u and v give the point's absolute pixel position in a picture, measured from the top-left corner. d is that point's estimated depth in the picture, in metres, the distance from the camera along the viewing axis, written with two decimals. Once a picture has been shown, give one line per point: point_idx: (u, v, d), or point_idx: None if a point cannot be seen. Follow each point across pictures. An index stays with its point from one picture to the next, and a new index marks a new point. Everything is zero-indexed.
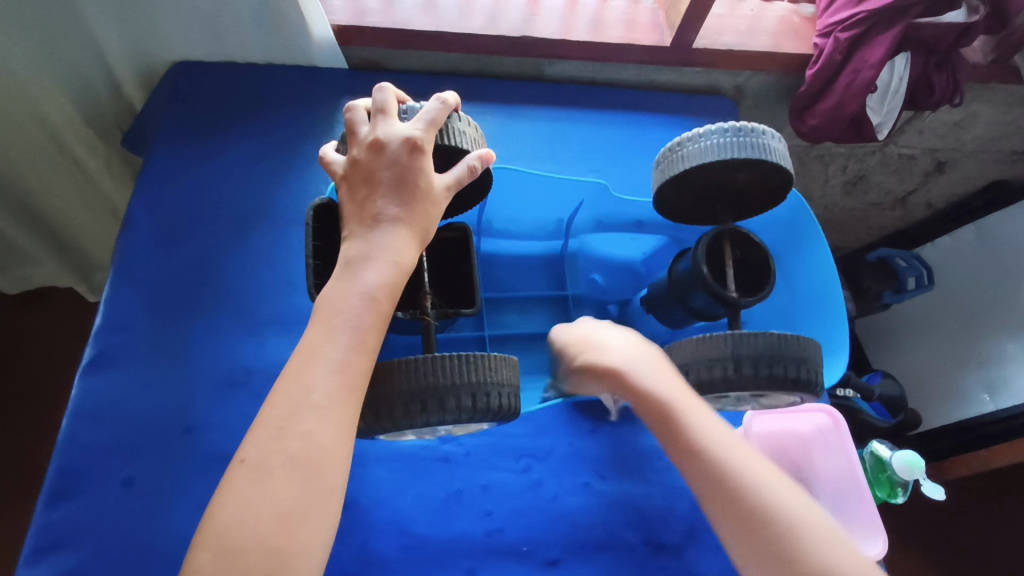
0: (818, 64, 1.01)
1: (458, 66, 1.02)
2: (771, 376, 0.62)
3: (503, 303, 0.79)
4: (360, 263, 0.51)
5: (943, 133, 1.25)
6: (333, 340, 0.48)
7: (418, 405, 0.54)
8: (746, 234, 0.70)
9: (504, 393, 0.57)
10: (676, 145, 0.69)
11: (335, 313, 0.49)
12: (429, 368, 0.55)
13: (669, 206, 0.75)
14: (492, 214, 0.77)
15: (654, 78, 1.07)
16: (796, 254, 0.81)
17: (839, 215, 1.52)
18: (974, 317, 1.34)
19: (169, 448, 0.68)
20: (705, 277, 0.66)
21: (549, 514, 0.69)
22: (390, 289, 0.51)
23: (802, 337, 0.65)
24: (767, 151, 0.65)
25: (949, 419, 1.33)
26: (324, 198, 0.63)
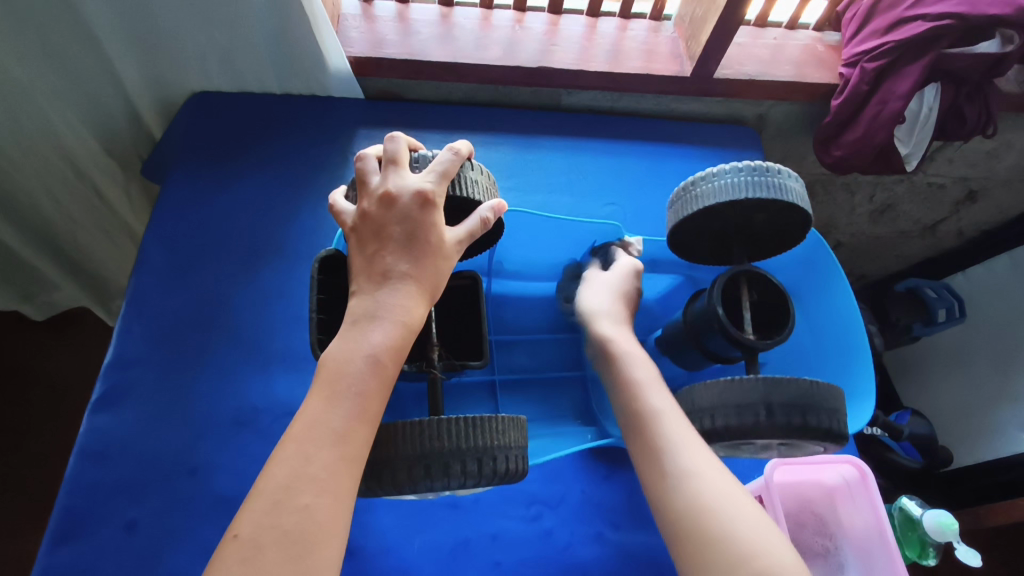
0: (843, 95, 0.99)
1: (475, 97, 1.01)
2: (804, 426, 0.56)
3: (511, 344, 0.76)
4: (367, 321, 0.50)
5: (975, 161, 1.21)
6: (335, 407, 0.46)
7: (422, 468, 0.52)
8: (765, 274, 0.65)
9: (513, 455, 0.55)
10: (691, 183, 0.65)
11: (340, 378, 0.48)
12: (435, 432, 0.53)
13: (683, 246, 0.72)
14: (504, 256, 0.75)
15: (673, 108, 1.06)
16: (817, 291, 0.76)
17: (865, 244, 1.48)
18: (1009, 351, 1.29)
19: (173, 489, 0.66)
20: (719, 318, 0.62)
21: (559, 567, 0.66)
22: (397, 348, 0.50)
23: (829, 384, 0.59)
24: (784, 190, 0.61)
25: (982, 457, 1.27)
26: (329, 250, 0.61)
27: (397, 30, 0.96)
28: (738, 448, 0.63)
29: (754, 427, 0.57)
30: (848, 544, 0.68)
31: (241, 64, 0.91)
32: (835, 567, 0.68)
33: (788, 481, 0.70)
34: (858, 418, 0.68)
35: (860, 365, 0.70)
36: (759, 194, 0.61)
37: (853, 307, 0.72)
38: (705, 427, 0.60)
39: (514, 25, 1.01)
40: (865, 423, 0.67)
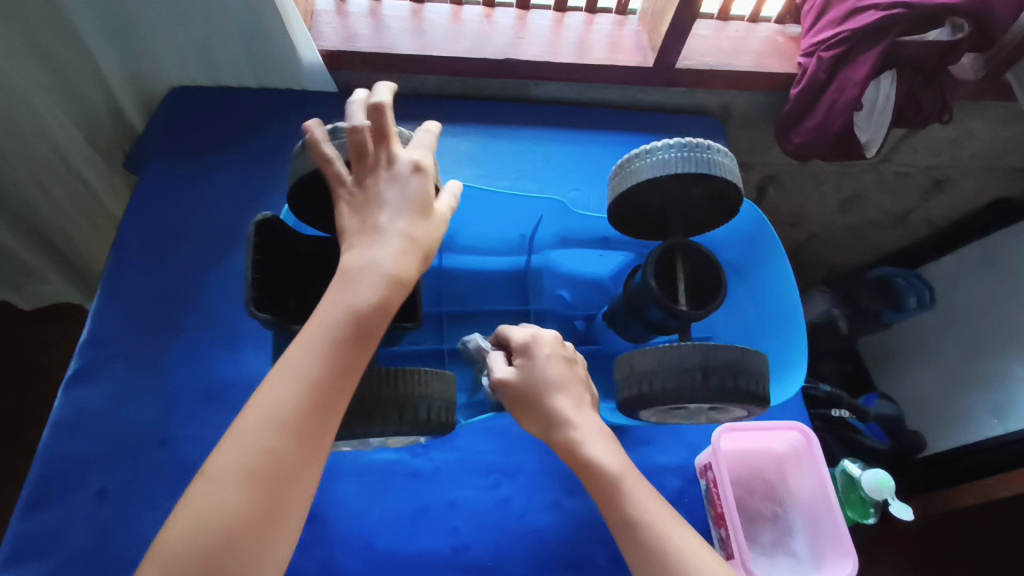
0: (802, 83, 1.02)
1: (444, 90, 1.04)
2: (735, 390, 0.59)
3: (466, 317, 0.76)
4: (358, 273, 0.52)
5: (939, 149, 1.24)
6: (311, 354, 0.49)
7: (345, 417, 0.55)
8: (699, 248, 0.68)
9: (437, 408, 0.58)
10: (627, 159, 0.68)
11: (321, 324, 0.50)
12: (359, 382, 0.55)
13: (626, 224, 0.73)
14: (455, 229, 0.75)
15: (639, 99, 1.09)
16: (761, 267, 0.77)
17: (837, 234, 1.51)
18: (979, 337, 1.32)
19: (142, 460, 0.68)
20: (653, 291, 0.64)
21: (515, 532, 0.69)
22: (384, 302, 0.52)
23: (757, 351, 0.61)
24: (710, 164, 0.63)
25: (953, 441, 1.30)
26: (266, 216, 0.61)
27: (368, 25, 0.99)
28: (671, 413, 0.65)
29: (690, 388, 0.58)
30: (796, 508, 0.70)
31: (217, 57, 0.94)
32: (784, 531, 0.70)
33: (737, 449, 0.72)
34: (789, 388, 0.71)
35: (795, 341, 0.72)
36: (688, 168, 0.63)
37: (790, 285, 0.73)
38: (643, 390, 0.60)
39: (482, 19, 1.04)
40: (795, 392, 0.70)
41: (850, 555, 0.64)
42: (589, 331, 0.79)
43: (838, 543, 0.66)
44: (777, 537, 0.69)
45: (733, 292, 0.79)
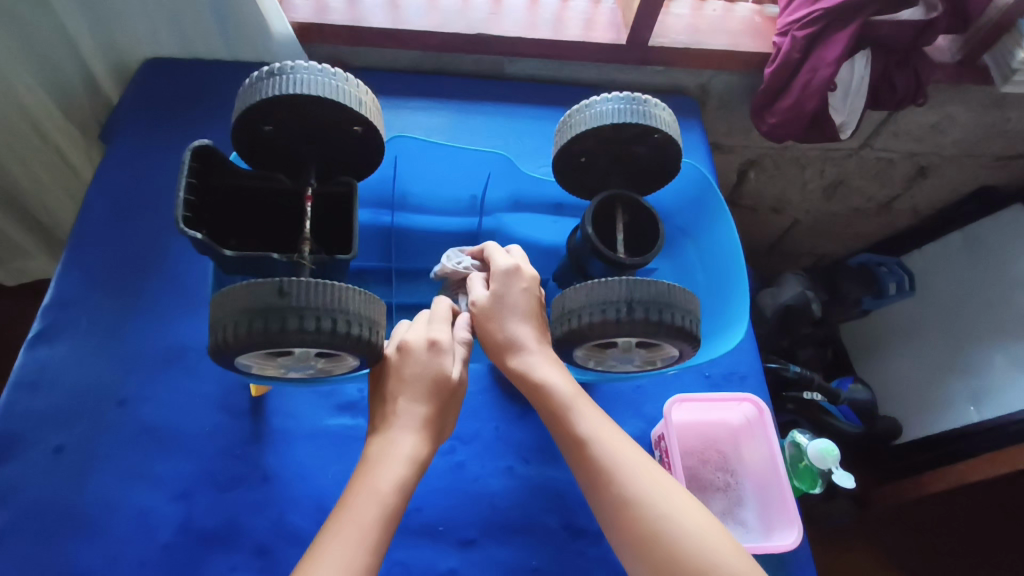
0: (776, 63, 1.02)
1: (419, 65, 1.04)
2: (660, 323, 0.58)
3: (416, 276, 0.76)
4: (378, 459, 0.55)
5: (920, 134, 1.23)
6: (366, 506, 0.51)
7: (260, 322, 0.51)
8: (639, 201, 0.68)
9: (364, 325, 0.54)
10: (568, 117, 0.68)
11: (370, 484, 0.53)
12: (275, 287, 0.51)
13: (572, 183, 0.74)
14: (405, 188, 0.76)
15: (615, 78, 1.09)
16: (706, 228, 0.78)
17: (822, 221, 1.51)
18: (960, 325, 1.32)
19: (100, 417, 0.69)
20: (591, 239, 0.64)
21: (469, 496, 0.69)
22: (402, 482, 0.54)
23: (685, 288, 0.60)
24: (646, 117, 0.64)
25: (932, 429, 1.30)
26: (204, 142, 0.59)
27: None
28: (605, 350, 0.65)
29: (615, 322, 0.58)
30: (747, 480, 0.71)
31: (189, 28, 0.95)
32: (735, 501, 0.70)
33: (690, 419, 0.73)
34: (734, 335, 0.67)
35: (736, 286, 0.71)
36: (625, 119, 0.64)
37: (731, 238, 0.72)
38: (572, 326, 0.60)
39: None
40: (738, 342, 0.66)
41: (794, 524, 0.66)
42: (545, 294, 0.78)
43: (783, 512, 0.67)
44: (727, 506, 0.69)
45: (683, 256, 0.80)
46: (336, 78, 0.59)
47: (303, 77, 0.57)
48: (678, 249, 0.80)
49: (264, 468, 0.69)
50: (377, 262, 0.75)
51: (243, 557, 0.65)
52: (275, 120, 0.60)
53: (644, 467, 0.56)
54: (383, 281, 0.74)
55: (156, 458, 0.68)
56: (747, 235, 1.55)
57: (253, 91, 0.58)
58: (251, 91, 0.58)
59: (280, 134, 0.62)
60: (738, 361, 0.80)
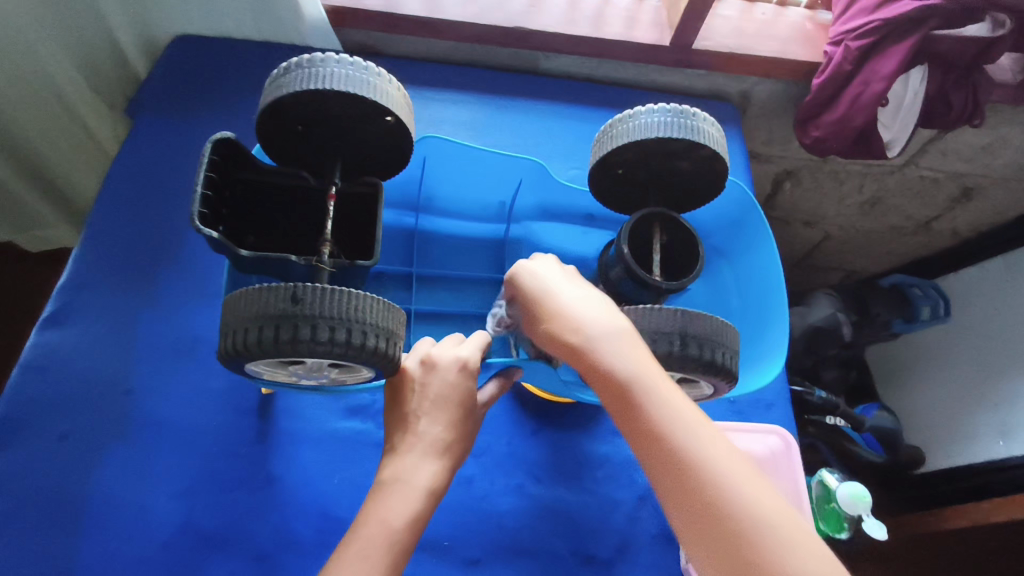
0: (825, 73, 0.97)
1: (451, 55, 1.00)
2: (710, 362, 0.55)
3: (435, 282, 0.72)
4: (392, 484, 0.53)
5: (970, 155, 1.17)
6: (370, 542, 0.49)
7: (271, 330, 0.48)
8: (678, 220, 0.65)
9: (381, 337, 0.51)
10: (609, 126, 0.65)
11: (379, 517, 0.50)
12: (289, 294, 0.49)
13: (608, 193, 0.71)
14: (431, 190, 0.73)
15: (654, 79, 1.04)
16: (745, 251, 0.75)
17: (857, 237, 1.45)
18: (990, 355, 1.26)
19: (108, 407, 0.67)
20: (626, 258, 0.61)
21: (477, 512, 0.67)
22: (416, 514, 0.51)
23: (732, 325, 0.58)
24: (693, 130, 0.60)
25: (956, 460, 1.27)
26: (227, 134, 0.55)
27: None
28: None
29: (665, 354, 0.54)
30: None
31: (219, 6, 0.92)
32: None
33: None
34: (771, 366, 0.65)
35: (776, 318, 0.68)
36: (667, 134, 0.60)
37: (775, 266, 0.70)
38: None
39: None
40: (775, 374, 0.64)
41: None
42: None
43: None
44: None
45: (719, 278, 0.76)
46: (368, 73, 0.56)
47: (335, 71, 0.54)
48: (713, 270, 0.77)
49: (269, 470, 0.67)
50: (398, 266, 0.71)
51: (243, 562, 0.63)
52: (302, 116, 0.57)
53: (716, 453, 0.46)
54: (402, 286, 0.71)
55: (160, 453, 0.66)
56: (777, 247, 1.50)
57: (281, 84, 0.55)
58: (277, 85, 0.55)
59: (307, 130, 0.60)
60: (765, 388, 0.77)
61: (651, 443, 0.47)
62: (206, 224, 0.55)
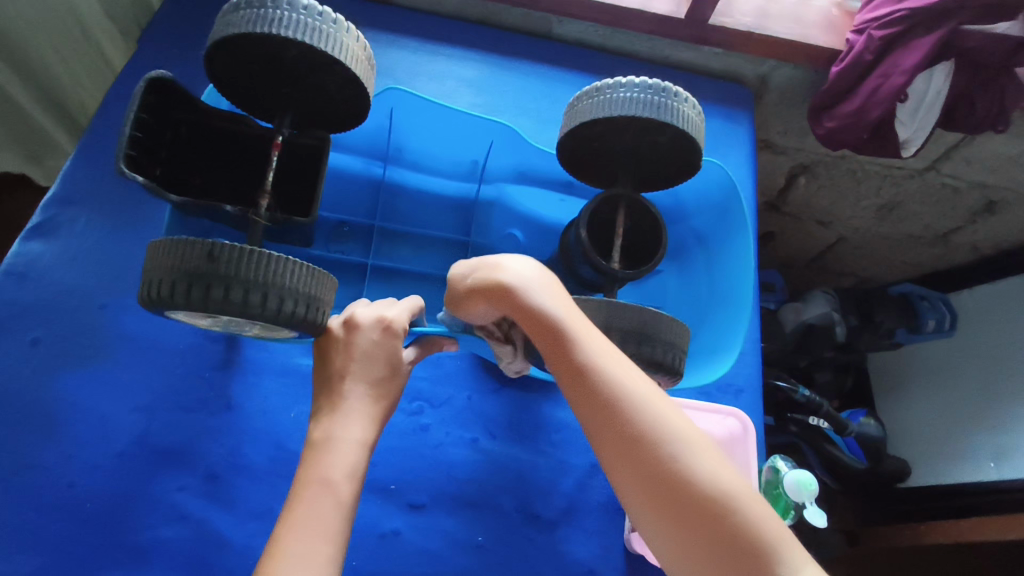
0: (845, 61, 0.94)
1: (462, 12, 0.98)
2: (642, 356, 0.55)
3: (400, 237, 0.72)
4: (327, 442, 0.50)
5: (994, 166, 1.12)
6: (315, 494, 0.47)
7: (183, 284, 0.49)
8: (645, 205, 0.64)
9: (301, 302, 0.51)
10: (579, 97, 0.64)
11: (317, 471, 0.48)
12: (205, 251, 0.49)
13: (577, 165, 0.69)
14: (401, 143, 0.72)
15: (668, 54, 1.01)
16: (719, 238, 0.74)
17: (870, 242, 1.41)
18: (992, 376, 1.23)
19: (82, 318, 0.69)
20: (582, 242, 0.61)
21: (426, 460, 0.67)
22: (352, 466, 0.49)
23: (677, 320, 0.57)
24: (659, 109, 0.59)
25: (943, 479, 1.25)
26: (162, 74, 0.56)
27: None
28: None
29: None
30: None
31: None
32: None
33: None
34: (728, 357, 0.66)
35: (737, 311, 0.68)
36: (634, 112, 0.59)
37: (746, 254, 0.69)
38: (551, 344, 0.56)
39: None
40: (729, 363, 0.66)
41: None
42: None
43: None
44: None
45: (693, 263, 0.75)
46: (330, 23, 0.54)
47: (292, 16, 0.53)
48: (688, 255, 0.76)
49: (229, 397, 0.69)
50: (361, 218, 0.72)
51: (194, 480, 0.66)
52: (258, 57, 0.56)
53: (667, 407, 0.47)
54: (362, 239, 0.71)
55: (127, 369, 0.68)
56: (786, 245, 1.46)
57: (231, 22, 0.53)
58: (228, 23, 0.54)
59: (266, 73, 0.59)
60: (735, 374, 0.76)
61: (607, 427, 0.45)
62: (135, 164, 0.55)
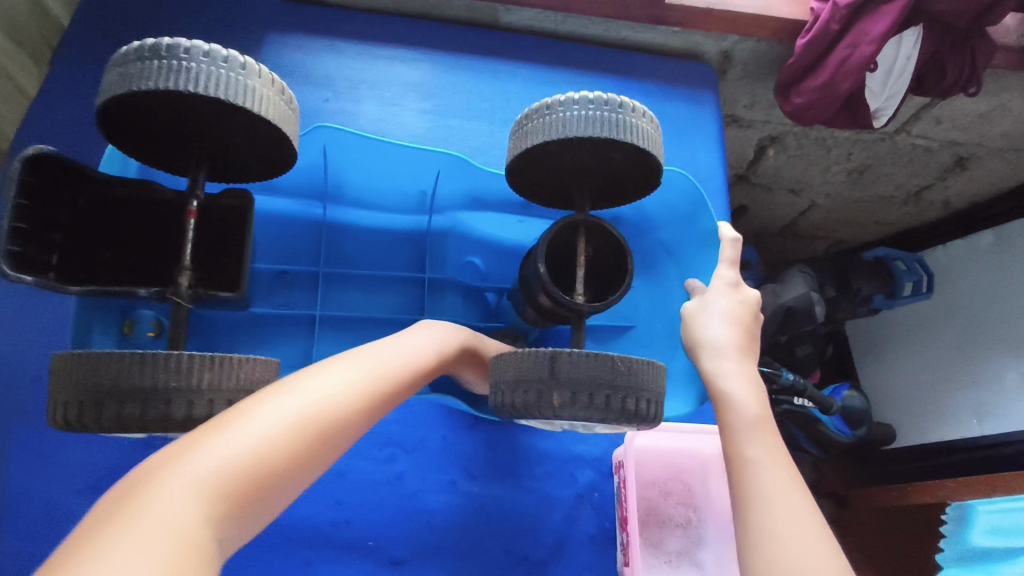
0: (809, 34, 0.88)
1: (401, 7, 0.90)
2: (619, 410, 0.48)
3: (348, 276, 0.67)
4: (372, 350, 0.45)
5: (965, 124, 1.09)
6: (330, 379, 0.41)
7: (89, 408, 0.45)
8: (605, 226, 0.57)
9: (217, 397, 0.46)
10: (524, 117, 0.57)
11: (350, 362, 0.43)
12: (110, 364, 0.45)
13: (526, 186, 0.63)
14: (340, 177, 0.67)
15: (626, 36, 0.95)
16: (684, 247, 0.72)
17: (844, 207, 1.38)
18: (973, 333, 1.22)
19: (15, 396, 0.63)
20: (542, 278, 0.54)
21: (403, 512, 0.63)
22: (400, 377, 0.44)
23: (653, 362, 0.51)
24: (614, 128, 0.53)
25: (928, 438, 1.27)
26: (43, 148, 0.49)
27: None
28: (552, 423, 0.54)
29: (571, 405, 0.48)
30: (712, 517, 0.66)
31: None
32: (694, 540, 0.66)
33: (653, 447, 0.67)
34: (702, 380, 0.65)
35: None
36: (586, 133, 0.53)
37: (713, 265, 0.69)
38: (528, 402, 0.48)
39: None
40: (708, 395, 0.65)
41: None
42: (500, 308, 0.70)
43: None
44: (685, 545, 0.65)
45: (663, 278, 0.72)
46: (225, 65, 0.47)
47: (189, 67, 0.46)
48: (659, 268, 0.72)
49: None
50: (304, 265, 0.66)
51: None
52: (157, 109, 0.49)
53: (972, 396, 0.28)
54: (309, 283, 0.66)
55: (68, 447, 0.63)
56: (761, 215, 1.42)
57: (123, 78, 0.47)
58: (114, 79, 0.47)
59: (170, 128, 0.52)
60: None
61: None
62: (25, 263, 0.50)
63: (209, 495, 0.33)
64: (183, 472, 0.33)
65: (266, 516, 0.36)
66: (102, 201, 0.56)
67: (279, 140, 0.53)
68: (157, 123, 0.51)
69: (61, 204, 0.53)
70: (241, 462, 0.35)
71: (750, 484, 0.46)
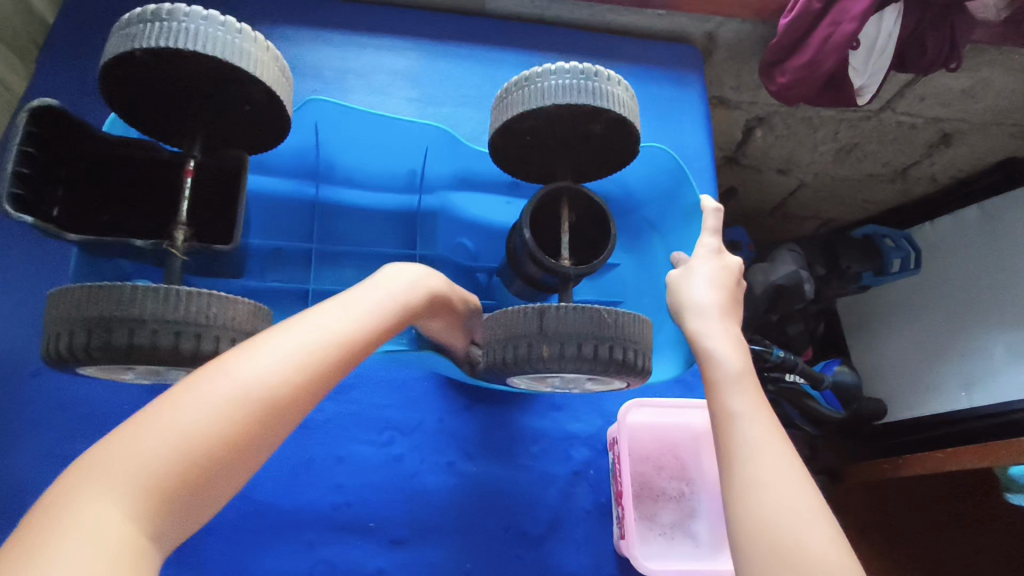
0: (792, 13, 0.89)
1: None
2: (607, 361, 0.50)
3: (339, 260, 0.68)
4: (313, 316, 0.41)
5: (949, 100, 1.10)
6: (265, 357, 0.37)
7: (97, 335, 0.46)
8: (588, 193, 0.58)
9: (223, 335, 0.49)
10: (505, 91, 0.58)
11: (284, 336, 0.38)
12: (125, 295, 0.47)
13: (512, 160, 0.64)
14: (330, 157, 0.68)
15: (611, 20, 0.96)
16: (669, 221, 0.73)
17: (832, 185, 1.39)
18: (961, 307, 1.24)
19: (16, 388, 0.65)
20: (529, 247, 0.56)
21: (401, 492, 0.65)
22: (347, 346, 0.40)
23: (641, 317, 0.53)
24: (592, 95, 0.54)
25: (917, 411, 1.29)
26: (48, 102, 0.50)
27: None
28: (545, 381, 0.56)
29: (561, 358, 0.49)
30: (704, 490, 0.68)
31: None
32: (687, 512, 0.68)
33: (645, 423, 0.69)
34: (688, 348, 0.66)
35: None
36: (566, 101, 0.54)
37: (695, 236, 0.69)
38: (520, 358, 0.50)
39: None
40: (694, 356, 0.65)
41: None
42: (490, 287, 0.71)
43: None
44: (679, 518, 0.67)
45: (650, 252, 0.73)
46: (224, 27, 0.49)
47: (191, 27, 0.47)
48: (644, 243, 0.74)
49: None
50: (297, 246, 0.67)
51: None
52: (149, 75, 0.51)
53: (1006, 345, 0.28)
54: (301, 268, 0.67)
55: (72, 436, 0.64)
56: (750, 196, 1.43)
57: (127, 37, 0.48)
58: (117, 40, 0.48)
59: (168, 93, 0.53)
60: None
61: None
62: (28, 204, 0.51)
63: (138, 493, 0.31)
64: (110, 470, 0.31)
65: (209, 506, 0.34)
66: (102, 159, 0.57)
67: (274, 106, 0.54)
68: (160, 88, 0.53)
69: (62, 157, 0.54)
70: (176, 458, 0.32)
71: (735, 440, 0.48)
